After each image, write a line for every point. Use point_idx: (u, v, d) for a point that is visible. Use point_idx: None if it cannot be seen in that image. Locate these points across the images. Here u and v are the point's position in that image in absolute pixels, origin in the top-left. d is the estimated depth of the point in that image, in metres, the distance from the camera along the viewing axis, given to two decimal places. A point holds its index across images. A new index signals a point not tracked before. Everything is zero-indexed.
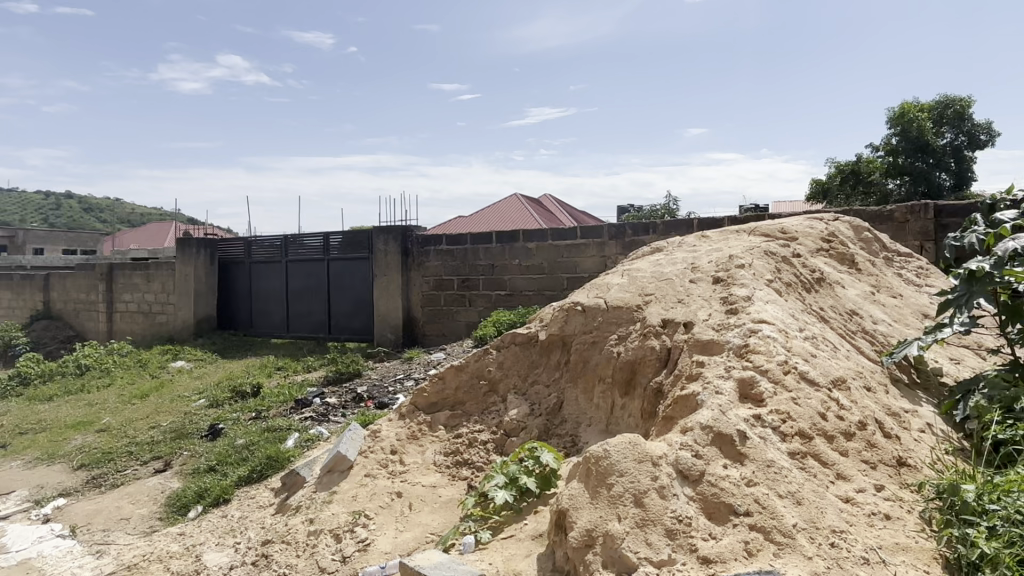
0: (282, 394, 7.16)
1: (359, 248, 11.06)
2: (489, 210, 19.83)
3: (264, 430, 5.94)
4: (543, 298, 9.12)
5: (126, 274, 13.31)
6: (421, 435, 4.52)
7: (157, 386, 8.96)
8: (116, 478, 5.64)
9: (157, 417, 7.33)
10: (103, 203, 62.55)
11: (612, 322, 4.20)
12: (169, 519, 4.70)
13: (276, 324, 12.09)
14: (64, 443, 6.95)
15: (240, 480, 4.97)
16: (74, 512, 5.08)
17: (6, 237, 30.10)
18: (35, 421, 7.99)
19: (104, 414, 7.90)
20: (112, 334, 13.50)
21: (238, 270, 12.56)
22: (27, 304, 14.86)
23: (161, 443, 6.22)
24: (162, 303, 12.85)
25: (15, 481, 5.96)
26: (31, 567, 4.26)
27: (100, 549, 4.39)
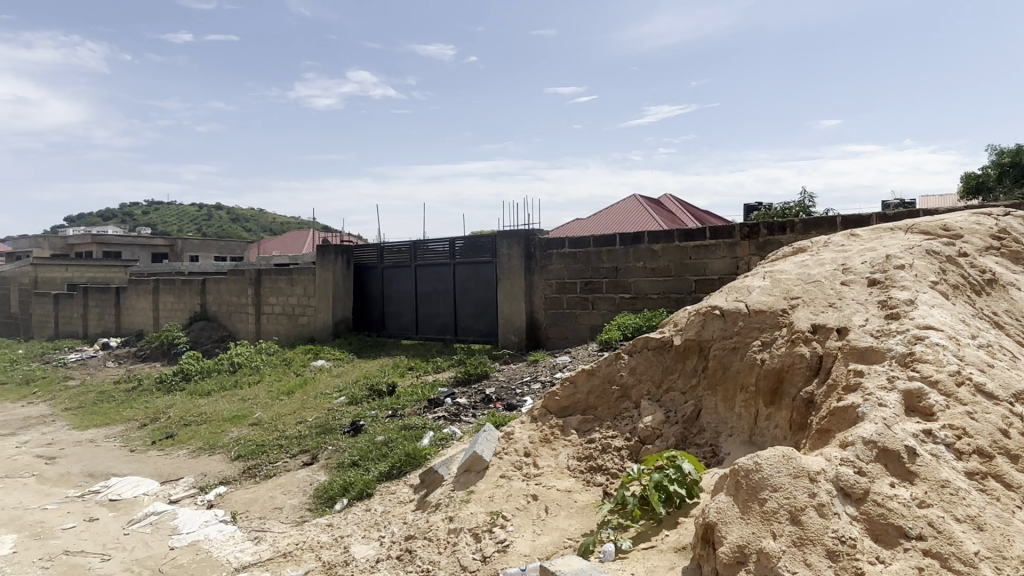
0: (415, 394, 7.42)
1: (483, 251, 11.26)
2: (608, 211, 19.68)
3: (401, 427, 6.16)
4: (669, 301, 8.88)
5: (272, 278, 14.32)
6: (553, 438, 4.52)
7: (301, 384, 9.57)
8: (269, 470, 6.06)
9: (303, 412, 7.81)
10: (249, 214, 67.92)
11: (755, 327, 3.98)
12: (318, 510, 4.98)
13: (406, 326, 12.59)
14: (222, 434, 7.56)
15: (381, 476, 5.19)
16: (233, 499, 5.51)
17: (168, 245, 33.38)
18: (198, 414, 8.75)
19: (257, 409, 8.54)
20: (259, 334, 14.59)
21: (371, 274, 13.20)
22: (187, 305, 16.36)
23: (308, 438, 6.62)
24: (303, 305, 13.72)
25: (183, 468, 6.55)
26: (200, 548, 4.65)
27: (258, 535, 4.72)
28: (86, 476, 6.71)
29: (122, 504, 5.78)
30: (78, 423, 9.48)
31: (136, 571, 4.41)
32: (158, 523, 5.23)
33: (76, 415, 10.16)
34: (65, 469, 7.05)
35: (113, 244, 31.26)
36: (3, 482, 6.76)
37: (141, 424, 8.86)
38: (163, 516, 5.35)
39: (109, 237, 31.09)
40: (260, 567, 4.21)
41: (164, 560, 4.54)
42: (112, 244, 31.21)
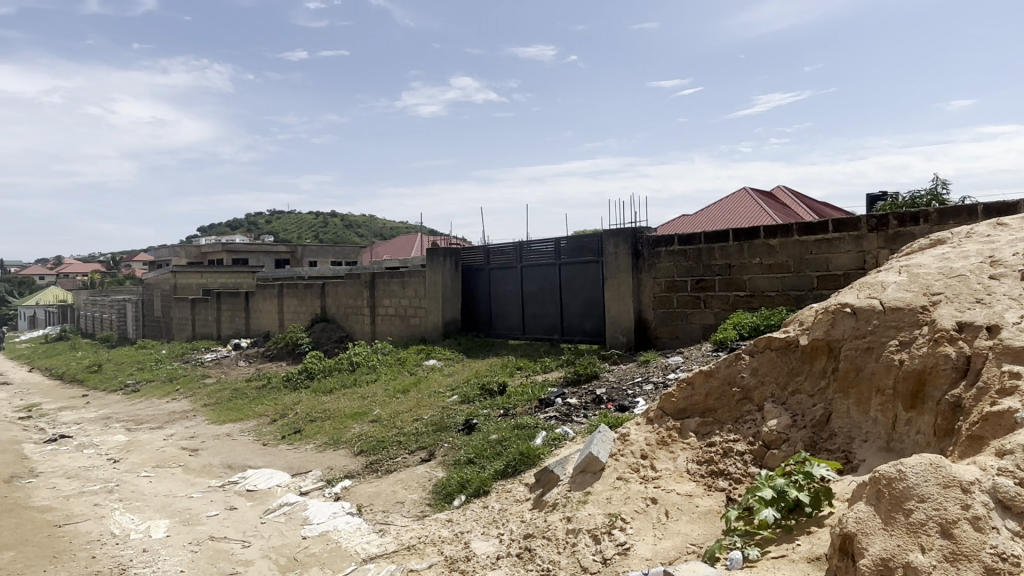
0: (526, 393, 7.48)
1: (589, 251, 11.20)
2: (717, 206, 19.08)
3: (513, 427, 6.22)
4: (788, 299, 8.49)
5: (385, 281, 14.90)
6: (671, 441, 4.43)
7: (416, 383, 9.89)
8: (390, 465, 6.31)
9: (419, 410, 8.07)
10: (360, 220, 71.03)
11: (891, 326, 3.73)
12: (438, 505, 5.13)
13: (513, 326, 12.74)
14: (345, 430, 7.94)
15: (497, 474, 5.27)
16: (358, 492, 5.78)
17: (289, 252, 35.50)
18: (322, 410, 9.24)
19: (375, 406, 8.90)
20: (374, 335, 15.22)
21: (478, 276, 13.44)
22: (308, 308, 17.31)
23: (424, 435, 6.83)
24: (414, 307, 14.17)
25: (311, 462, 6.94)
26: (330, 538, 4.91)
27: (382, 527, 4.93)
28: (225, 468, 7.25)
29: (259, 494, 6.21)
30: (216, 418, 10.25)
31: (274, 557, 4.71)
32: (290, 513, 5.56)
33: (214, 410, 11.01)
34: (207, 460, 7.65)
35: (241, 251, 33.61)
36: (156, 471, 7.42)
37: (270, 420, 9.46)
38: (295, 506, 5.69)
39: (237, 245, 33.44)
40: (386, 559, 4.39)
41: (297, 548, 4.82)
42: (240, 251, 33.56)
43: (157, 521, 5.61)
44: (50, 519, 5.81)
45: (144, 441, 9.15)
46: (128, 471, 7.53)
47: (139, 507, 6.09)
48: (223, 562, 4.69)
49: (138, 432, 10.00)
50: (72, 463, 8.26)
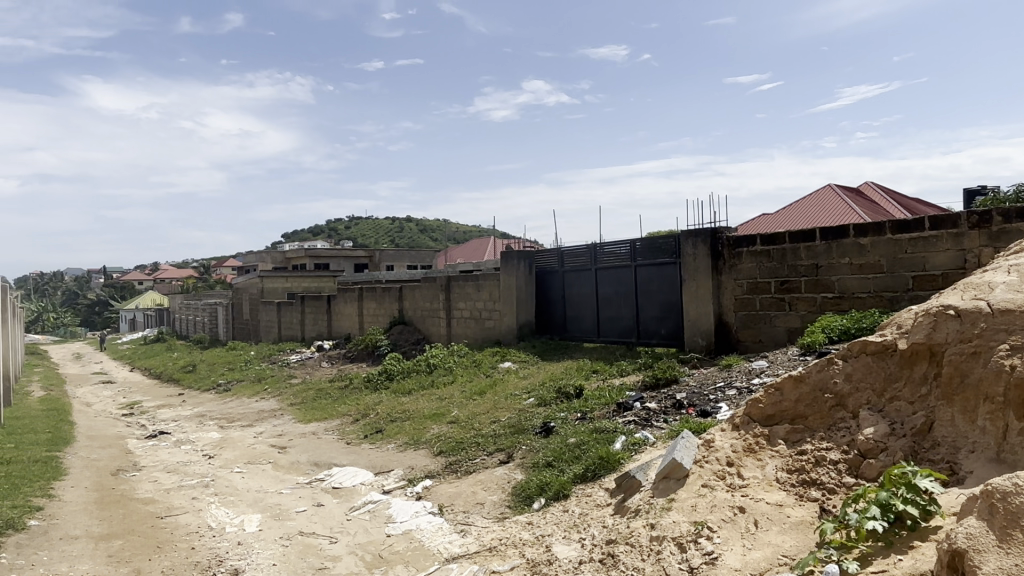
0: (604, 397, 7.41)
1: (666, 253, 11.00)
2: (799, 204, 18.40)
3: (592, 430, 6.17)
4: (881, 301, 8.09)
5: (460, 284, 15.09)
6: (759, 448, 4.29)
7: (493, 384, 9.97)
8: (469, 466, 6.38)
9: (497, 412, 8.12)
10: (435, 225, 72.27)
11: (1000, 329, 3.50)
12: (518, 507, 5.14)
13: (588, 329, 12.66)
14: (424, 431, 8.08)
15: (576, 477, 5.24)
16: (439, 492, 5.87)
17: (367, 256, 36.49)
18: (402, 411, 9.45)
19: (453, 408, 9.01)
20: (450, 338, 15.43)
21: (552, 278, 13.43)
22: (386, 311, 17.74)
23: (503, 437, 6.86)
24: (489, 309, 14.28)
25: (393, 461, 7.10)
26: (413, 537, 5.01)
27: (464, 528, 4.99)
28: (312, 465, 7.51)
29: (344, 491, 6.40)
30: (302, 417, 10.65)
31: (360, 554, 4.83)
32: (375, 511, 5.71)
33: (299, 409, 11.44)
34: (295, 458, 7.95)
35: (322, 256, 34.88)
36: (248, 467, 7.78)
37: (353, 420, 9.74)
38: (379, 504, 5.84)
39: (318, 251, 34.70)
40: (468, 559, 4.43)
41: (382, 545, 4.94)
42: (322, 256, 34.83)
43: (250, 515, 5.88)
44: (153, 511, 6.18)
45: (236, 438, 9.61)
46: (222, 467, 7.91)
47: (232, 501, 6.39)
48: (312, 557, 4.85)
49: (231, 429, 10.50)
50: (172, 457, 8.76)
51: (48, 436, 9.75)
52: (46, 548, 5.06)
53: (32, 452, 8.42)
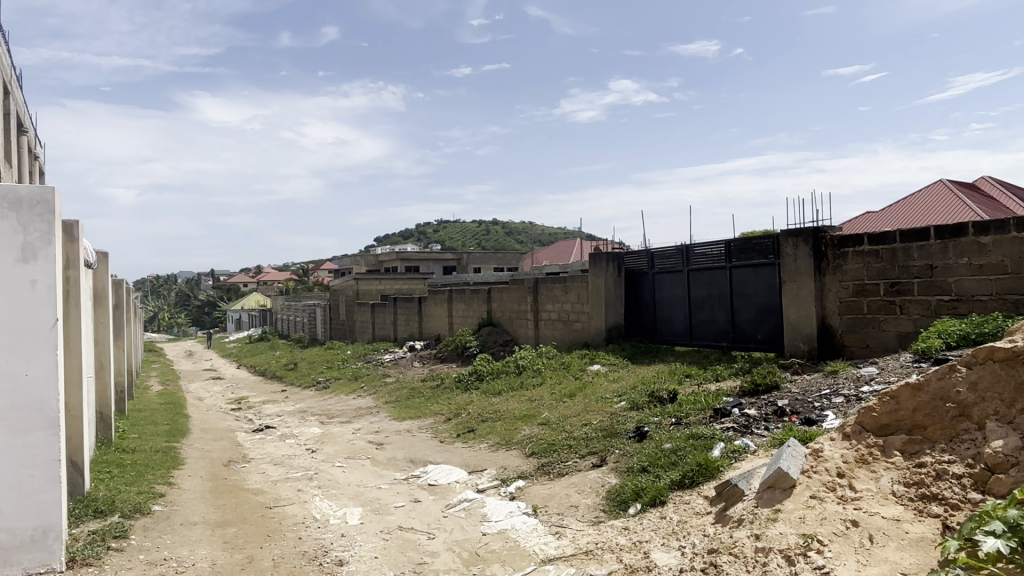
0: (699, 402, 7.22)
1: (763, 254, 10.60)
2: (907, 201, 17.36)
3: (688, 436, 6.01)
4: (1005, 304, 7.50)
5: (548, 286, 15.08)
6: (872, 459, 4.06)
7: (583, 387, 9.92)
8: (562, 468, 6.38)
9: (588, 415, 8.06)
10: (521, 227, 72.71)
11: None
12: (613, 513, 5.08)
13: (680, 332, 12.40)
14: (515, 432, 8.13)
15: (673, 484, 5.13)
16: (532, 493, 5.88)
17: (456, 259, 37.19)
18: (493, 411, 9.55)
19: (544, 409, 9.02)
20: (538, 339, 15.46)
21: (643, 280, 13.23)
22: (475, 312, 17.99)
23: (595, 440, 6.80)
24: (577, 311, 14.19)
25: (486, 461, 7.19)
26: (509, 537, 5.04)
27: (558, 530, 4.99)
28: (408, 462, 7.72)
29: (440, 488, 6.53)
30: (396, 415, 10.95)
31: (458, 551, 4.91)
32: (470, 509, 5.79)
33: (394, 407, 11.79)
34: (391, 454, 8.19)
35: (412, 259, 35.82)
36: (348, 462, 8.07)
37: (446, 419, 9.92)
38: (474, 503, 5.92)
39: (408, 254, 35.70)
40: (565, 561, 4.42)
41: (479, 544, 5.00)
42: (412, 259, 35.77)
43: (351, 509, 6.10)
44: (263, 501, 6.51)
45: (336, 434, 10.00)
46: (324, 461, 8.25)
47: (335, 494, 6.66)
48: (411, 552, 4.98)
49: (331, 425, 10.94)
50: (277, 451, 9.21)
51: (167, 428, 10.46)
52: (169, 532, 5.42)
53: (154, 442, 9.07)
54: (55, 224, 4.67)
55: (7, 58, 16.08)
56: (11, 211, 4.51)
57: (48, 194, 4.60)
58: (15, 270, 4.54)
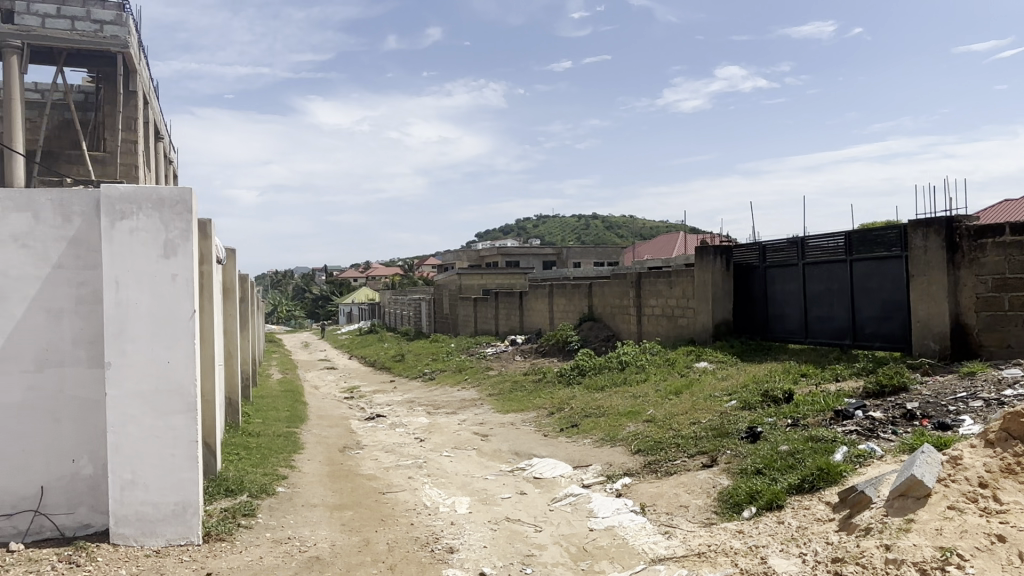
0: (817, 403, 6.84)
1: (888, 246, 9.91)
2: None
3: (806, 438, 5.71)
4: None
5: (651, 281, 14.72)
6: (1021, 470, 3.74)
7: (689, 384, 9.66)
8: (670, 467, 6.24)
9: (696, 413, 7.82)
10: (622, 221, 71.64)
11: None
12: (726, 515, 4.91)
13: (795, 329, 11.83)
14: (620, 428, 8.03)
15: (791, 488, 4.89)
16: (639, 491, 5.79)
17: (556, 254, 37.15)
18: (597, 406, 9.48)
19: (649, 406, 8.86)
20: (641, 335, 15.18)
21: (754, 275, 12.71)
22: (576, 307, 17.92)
23: (705, 439, 6.58)
24: (682, 307, 13.69)
25: (591, 456, 7.14)
26: (616, 534, 4.98)
27: (668, 530, 4.88)
28: (513, 454, 7.80)
29: (545, 482, 6.55)
30: (500, 408, 11.10)
31: (565, 545, 4.91)
32: (576, 504, 5.78)
33: (497, 400, 11.95)
34: (496, 446, 8.31)
35: (513, 253, 36.15)
36: (455, 452, 8.26)
37: (549, 413, 9.96)
38: (580, 498, 5.90)
39: (509, 249, 36.11)
40: (676, 562, 4.32)
41: (586, 539, 4.98)
42: (513, 254, 36.12)
43: (459, 498, 6.23)
44: (376, 486, 6.78)
45: (442, 424, 10.26)
46: (432, 450, 8.48)
47: (443, 483, 6.83)
48: (519, 543, 5.02)
49: (437, 415, 11.24)
50: (388, 439, 9.56)
51: (288, 414, 11.11)
52: (292, 512, 5.74)
53: (276, 426, 9.64)
54: (192, 222, 5.03)
55: (146, 70, 17.27)
56: (155, 211, 4.92)
57: (185, 194, 4.96)
58: (158, 265, 4.93)
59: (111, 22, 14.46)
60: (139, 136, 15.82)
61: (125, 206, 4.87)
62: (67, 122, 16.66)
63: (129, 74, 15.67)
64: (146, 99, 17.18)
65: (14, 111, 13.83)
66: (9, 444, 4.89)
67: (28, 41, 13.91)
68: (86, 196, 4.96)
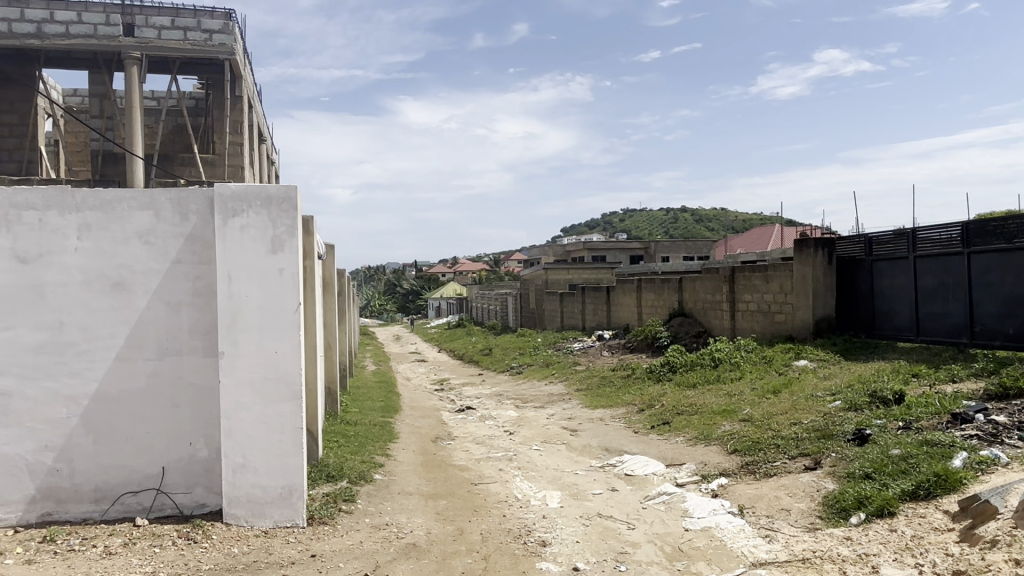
0: (932, 405, 6.40)
1: (1012, 237, 9.15)
2: None
3: (920, 442, 5.36)
4: None
5: (746, 275, 14.20)
6: None
7: (788, 383, 9.27)
8: (769, 468, 6.01)
9: (797, 413, 7.49)
10: (712, 214, 69.62)
11: None
12: (832, 520, 4.68)
13: (905, 326, 11.14)
14: (715, 427, 7.81)
15: (905, 494, 4.60)
16: (737, 492, 5.61)
17: (644, 248, 36.56)
18: (690, 404, 9.26)
19: (745, 405, 8.56)
20: (735, 331, 14.70)
21: (860, 269, 12.05)
22: (666, 302, 17.55)
23: (807, 441, 6.29)
24: (780, 303, 13.12)
25: (685, 454, 6.98)
26: (714, 535, 4.84)
27: (769, 533, 4.70)
28: (603, 450, 7.74)
29: (638, 479, 6.46)
30: (589, 403, 11.04)
31: (660, 544, 4.82)
32: (670, 503, 5.66)
33: (586, 395, 11.89)
34: (586, 441, 8.26)
35: (600, 248, 35.83)
36: (545, 446, 8.28)
37: (639, 409, 9.82)
38: (674, 496, 5.78)
39: (596, 243, 35.84)
40: (778, 567, 4.15)
41: (682, 539, 4.87)
42: (599, 248, 35.80)
43: (550, 492, 6.24)
44: (468, 477, 6.90)
45: (531, 418, 10.31)
46: (522, 444, 8.54)
47: (534, 476, 6.86)
48: (612, 540, 4.97)
49: (526, 409, 11.31)
50: (478, 431, 9.70)
51: (382, 404, 11.47)
52: (389, 499, 5.92)
53: (372, 416, 9.98)
54: (297, 218, 5.26)
55: (251, 76, 18.18)
56: (264, 208, 5.17)
57: (290, 192, 5.19)
58: (266, 259, 5.18)
59: (219, 31, 15.27)
60: (245, 138, 16.70)
61: (236, 204, 5.15)
62: (181, 127, 17.79)
63: (236, 80, 16.53)
64: (250, 103, 18.08)
65: (134, 118, 14.86)
66: (136, 426, 5.27)
67: (145, 52, 14.90)
68: (201, 195, 5.27)
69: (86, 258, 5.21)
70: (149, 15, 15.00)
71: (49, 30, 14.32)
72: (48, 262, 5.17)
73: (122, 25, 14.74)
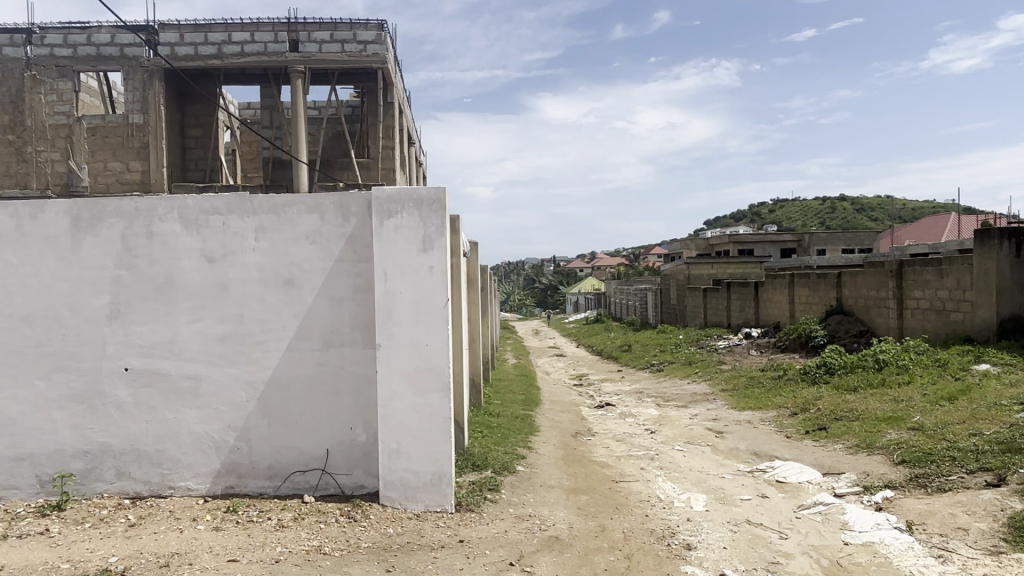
0: None
1: None
2: None
3: None
4: None
5: (916, 270, 12.98)
6: None
7: (966, 389, 8.38)
8: (943, 483, 5.47)
9: (978, 423, 6.74)
10: (874, 203, 64.19)
11: None
12: (1019, 545, 4.19)
13: None
14: (878, 435, 7.22)
15: None
16: (905, 507, 5.16)
17: (796, 241, 34.43)
18: (849, 409, 8.63)
19: (915, 412, 7.84)
20: (902, 331, 13.49)
21: None
22: (822, 299, 16.44)
23: (990, 454, 5.65)
24: (956, 300, 11.85)
25: (844, 463, 6.52)
26: (877, 551, 4.50)
27: (942, 554, 4.29)
28: (752, 454, 7.42)
29: (790, 487, 6.13)
30: (736, 404, 10.61)
31: (815, 557, 4.56)
32: (827, 514, 5.32)
33: (732, 396, 11.42)
34: (733, 444, 7.94)
35: (747, 241, 34.17)
36: (688, 447, 8.06)
37: (792, 413, 9.28)
38: (832, 508, 5.42)
39: (744, 236, 34.22)
40: None
41: (840, 553, 4.57)
42: (747, 242, 34.16)
43: (695, 494, 6.08)
44: (610, 474, 6.88)
45: (674, 417, 10.08)
46: (664, 443, 8.37)
47: (678, 477, 6.71)
48: (762, 548, 4.76)
49: (668, 408, 11.08)
50: (619, 428, 9.63)
51: (524, 397, 11.70)
52: (531, 491, 6.04)
53: (514, 409, 10.21)
54: (445, 218, 5.51)
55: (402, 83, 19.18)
56: (415, 209, 5.45)
57: (438, 193, 5.44)
58: (417, 258, 5.46)
59: (372, 42, 16.21)
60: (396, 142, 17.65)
61: (391, 206, 5.47)
62: (339, 134, 19.11)
63: (388, 88, 17.57)
64: (401, 108, 19.08)
65: (299, 126, 16.18)
66: (304, 411, 5.76)
67: (309, 65, 16.20)
68: (359, 198, 5.65)
69: (262, 257, 5.75)
70: (312, 31, 16.22)
71: (228, 50, 15.92)
72: (230, 260, 5.77)
73: (288, 41, 16.11)
